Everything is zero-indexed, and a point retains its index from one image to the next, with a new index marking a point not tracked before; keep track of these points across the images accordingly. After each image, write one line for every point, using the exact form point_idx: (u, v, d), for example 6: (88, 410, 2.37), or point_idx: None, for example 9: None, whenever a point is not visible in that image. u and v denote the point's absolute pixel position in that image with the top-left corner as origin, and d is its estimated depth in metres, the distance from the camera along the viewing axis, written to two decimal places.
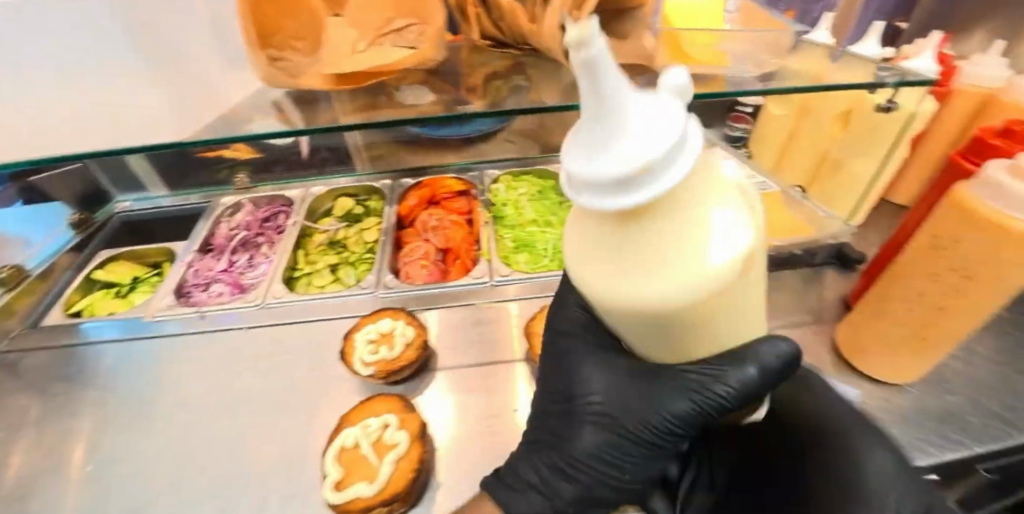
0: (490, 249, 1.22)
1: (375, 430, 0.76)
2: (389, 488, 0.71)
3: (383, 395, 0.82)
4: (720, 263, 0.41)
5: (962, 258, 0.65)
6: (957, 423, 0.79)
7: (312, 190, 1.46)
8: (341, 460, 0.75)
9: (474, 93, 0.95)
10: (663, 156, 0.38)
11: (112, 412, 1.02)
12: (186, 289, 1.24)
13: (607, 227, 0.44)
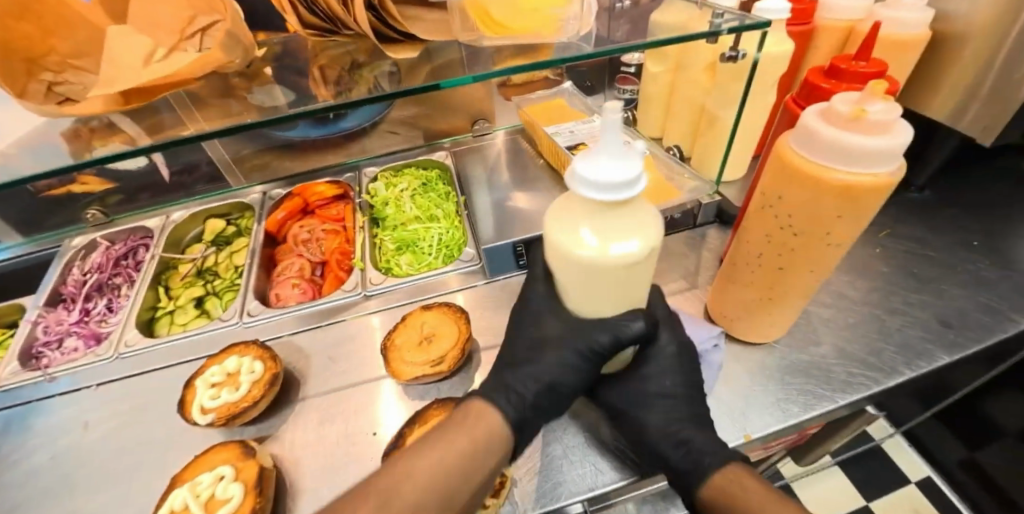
0: (363, 257, 1.12)
1: (206, 488, 0.68)
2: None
3: (221, 443, 0.74)
4: (625, 253, 0.55)
5: (787, 216, 0.62)
6: (822, 375, 0.78)
7: (173, 216, 1.32)
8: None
9: (319, 83, 0.81)
10: (625, 185, 0.50)
11: None
12: (34, 351, 1.09)
13: (589, 206, 0.55)
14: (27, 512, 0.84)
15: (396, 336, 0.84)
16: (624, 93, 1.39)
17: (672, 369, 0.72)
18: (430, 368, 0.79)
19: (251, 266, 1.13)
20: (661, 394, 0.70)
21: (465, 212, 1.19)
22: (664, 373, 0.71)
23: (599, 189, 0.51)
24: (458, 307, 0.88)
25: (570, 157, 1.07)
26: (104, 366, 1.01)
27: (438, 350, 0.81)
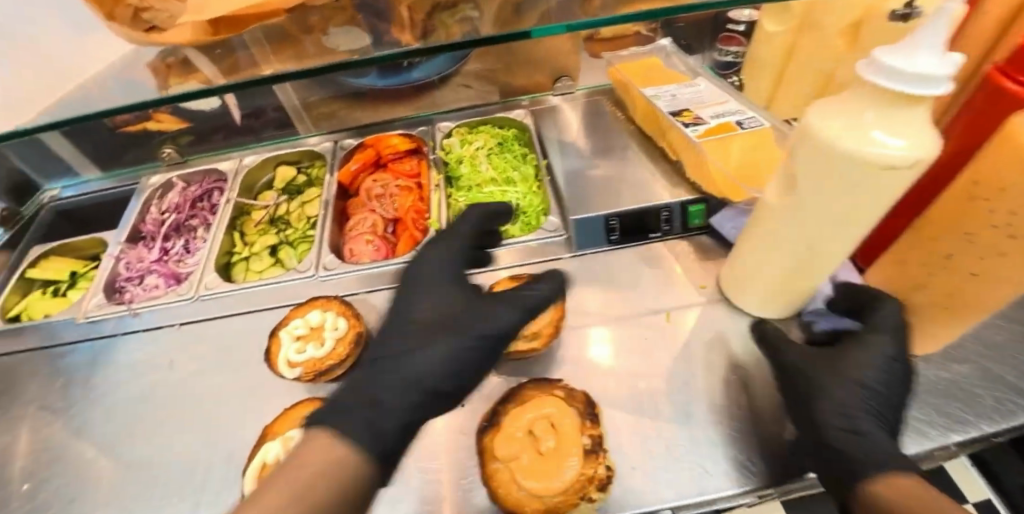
0: (439, 217, 1.06)
1: (297, 443, 0.66)
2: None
3: (309, 401, 0.72)
4: (886, 151, 0.51)
5: (1007, 215, 0.53)
6: (968, 397, 0.70)
7: (245, 160, 1.30)
8: (263, 480, 0.64)
9: (402, 30, 0.68)
10: (933, 79, 0.46)
11: (48, 422, 0.92)
12: (118, 284, 1.11)
13: (870, 95, 0.52)
14: (119, 440, 0.87)
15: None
16: (727, 55, 1.26)
17: (873, 359, 0.65)
18: (523, 343, 0.76)
19: (325, 219, 1.10)
20: (847, 385, 0.63)
21: (548, 178, 1.12)
22: (865, 358, 0.65)
23: (902, 79, 0.47)
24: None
25: (676, 125, 0.96)
26: (184, 307, 1.02)
27: (531, 324, 0.77)
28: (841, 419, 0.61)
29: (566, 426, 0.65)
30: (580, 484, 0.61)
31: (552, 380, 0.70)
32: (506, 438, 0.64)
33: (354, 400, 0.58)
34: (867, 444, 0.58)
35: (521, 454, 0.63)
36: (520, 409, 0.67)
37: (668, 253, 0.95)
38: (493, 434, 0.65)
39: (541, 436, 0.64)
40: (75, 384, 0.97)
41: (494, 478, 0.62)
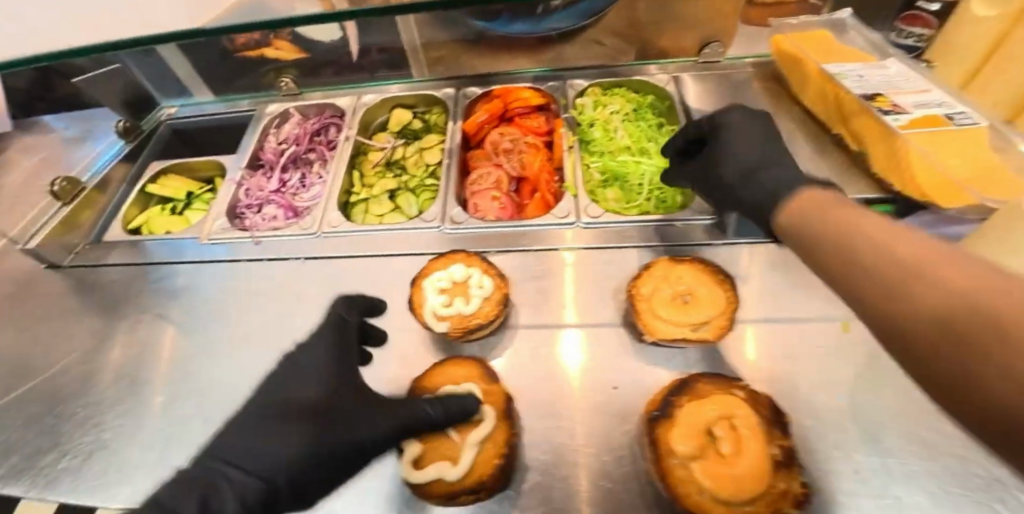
0: (575, 181, 0.99)
1: (454, 403, 0.65)
2: (475, 475, 0.63)
3: (466, 356, 0.73)
4: None
5: None
6: None
7: (364, 98, 1.25)
8: (420, 434, 0.65)
9: None
10: None
11: (176, 335, 0.93)
12: (239, 210, 1.12)
13: None
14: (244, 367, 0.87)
15: (642, 286, 0.74)
16: (908, 37, 1.11)
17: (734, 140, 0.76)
18: (690, 332, 0.69)
19: (450, 169, 1.04)
20: (731, 168, 0.73)
21: None
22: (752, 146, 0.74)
23: None
24: (719, 268, 0.75)
25: (872, 110, 0.86)
26: (306, 242, 1.00)
27: (700, 313, 0.70)
28: (756, 189, 0.67)
29: (750, 432, 0.60)
30: (770, 496, 0.56)
31: (727, 378, 0.65)
32: (682, 433, 0.60)
33: (200, 471, 0.55)
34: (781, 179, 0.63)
35: (701, 456, 0.59)
36: (695, 408, 0.62)
37: None
38: (667, 428, 0.61)
39: (722, 438, 0.59)
40: (199, 303, 0.97)
41: (670, 473, 0.58)
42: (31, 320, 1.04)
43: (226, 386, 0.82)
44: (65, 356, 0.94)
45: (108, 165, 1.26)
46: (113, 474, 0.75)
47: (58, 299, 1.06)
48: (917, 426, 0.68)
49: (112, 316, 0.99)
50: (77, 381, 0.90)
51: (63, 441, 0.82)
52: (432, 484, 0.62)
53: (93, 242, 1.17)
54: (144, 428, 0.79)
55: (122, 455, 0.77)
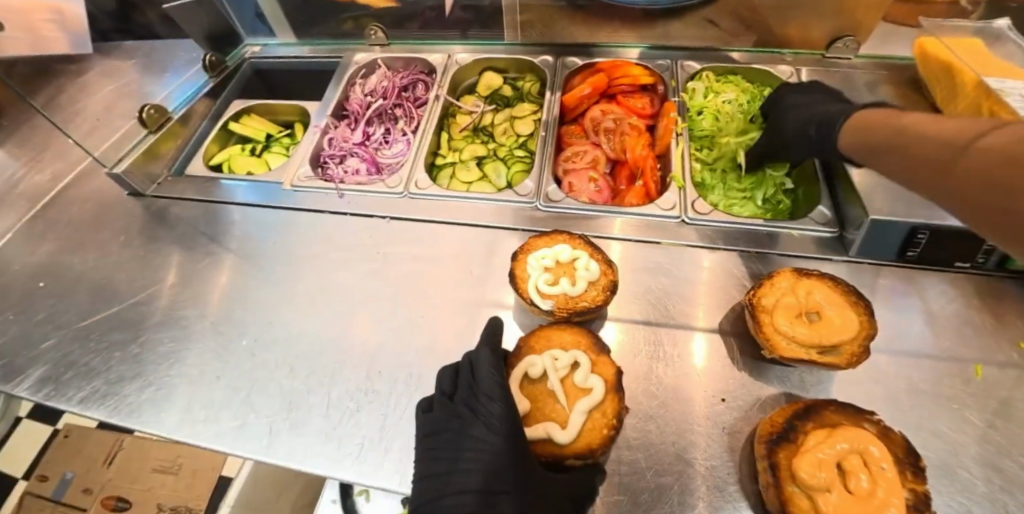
0: (682, 172, 0.92)
1: (563, 367, 0.61)
2: (584, 440, 0.57)
3: (565, 322, 0.67)
4: None
5: None
6: None
7: (457, 57, 1.19)
8: (527, 392, 0.61)
9: None
10: None
11: (255, 277, 0.92)
12: (322, 159, 1.09)
13: None
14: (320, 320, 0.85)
15: (764, 297, 0.68)
16: None
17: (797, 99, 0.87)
18: (818, 356, 0.62)
19: (547, 142, 0.99)
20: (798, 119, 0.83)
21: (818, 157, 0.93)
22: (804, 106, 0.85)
23: None
24: (850, 287, 0.68)
25: None
26: (390, 200, 0.97)
27: (831, 335, 0.63)
28: (809, 134, 0.79)
29: (885, 472, 0.54)
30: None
31: (856, 409, 0.60)
32: (808, 460, 0.55)
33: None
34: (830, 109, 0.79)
35: (833, 489, 0.53)
36: (823, 436, 0.56)
37: (966, 290, 0.78)
38: (791, 453, 0.56)
39: (854, 472, 0.53)
40: (277, 249, 0.95)
41: (789, 496, 0.54)
42: (116, 245, 1.05)
43: (308, 339, 0.80)
44: (148, 286, 0.95)
45: (192, 99, 1.23)
46: (197, 411, 0.75)
47: (141, 227, 1.07)
48: None
49: (193, 251, 0.99)
50: (157, 311, 0.91)
51: (147, 370, 0.82)
52: (536, 445, 0.58)
53: (175, 175, 1.17)
54: (228, 370, 0.79)
55: (206, 395, 0.77)
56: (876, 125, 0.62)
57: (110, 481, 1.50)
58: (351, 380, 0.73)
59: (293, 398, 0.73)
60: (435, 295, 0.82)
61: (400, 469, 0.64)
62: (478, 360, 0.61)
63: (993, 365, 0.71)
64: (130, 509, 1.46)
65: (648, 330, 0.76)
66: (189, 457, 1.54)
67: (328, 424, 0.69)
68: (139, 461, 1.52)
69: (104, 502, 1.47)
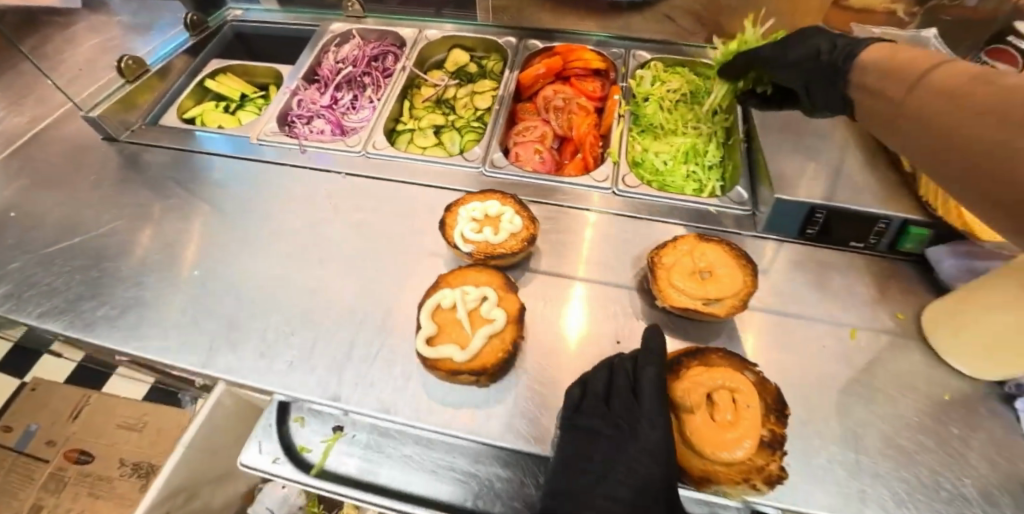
0: (619, 149, 1.00)
1: (472, 299, 0.69)
2: (479, 360, 0.65)
3: (482, 266, 0.75)
4: None
5: None
6: None
7: (427, 32, 1.26)
8: (435, 320, 0.68)
9: None
10: None
11: (214, 218, 0.98)
12: (290, 118, 1.15)
13: None
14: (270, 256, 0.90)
15: (665, 256, 0.75)
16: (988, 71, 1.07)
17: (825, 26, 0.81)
18: (703, 307, 0.71)
19: (499, 114, 1.06)
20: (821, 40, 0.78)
21: (745, 144, 1.01)
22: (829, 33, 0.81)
23: None
24: (741, 250, 0.76)
25: None
26: (348, 158, 1.04)
27: (717, 290, 0.71)
28: (813, 63, 0.77)
29: (750, 408, 0.61)
30: (746, 467, 0.59)
31: (743, 360, 0.67)
32: (685, 390, 0.64)
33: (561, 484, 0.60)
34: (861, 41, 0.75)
35: (697, 414, 0.62)
36: (704, 373, 0.65)
37: (858, 267, 0.86)
38: (676, 383, 0.65)
39: (722, 405, 0.61)
40: (239, 195, 1.01)
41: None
42: (88, 183, 1.10)
43: (255, 274, 0.87)
44: (114, 222, 1.00)
45: (172, 54, 1.28)
46: (146, 328, 0.81)
47: (112, 169, 1.12)
48: (892, 433, 0.68)
49: (159, 192, 1.05)
50: (120, 244, 0.96)
51: (105, 292, 0.88)
52: (439, 361, 0.64)
53: (149, 124, 1.22)
54: (180, 295, 0.85)
55: (156, 315, 0.83)
56: (906, 61, 0.58)
57: (75, 435, 1.54)
58: (290, 310, 0.80)
59: (236, 320, 0.79)
60: (376, 242, 0.88)
61: (323, 382, 0.71)
62: (641, 376, 0.63)
63: (866, 329, 0.78)
64: (92, 462, 1.50)
65: (570, 282, 0.82)
66: (154, 416, 1.59)
67: (264, 344, 0.76)
68: (103, 417, 1.57)
69: (67, 454, 1.50)
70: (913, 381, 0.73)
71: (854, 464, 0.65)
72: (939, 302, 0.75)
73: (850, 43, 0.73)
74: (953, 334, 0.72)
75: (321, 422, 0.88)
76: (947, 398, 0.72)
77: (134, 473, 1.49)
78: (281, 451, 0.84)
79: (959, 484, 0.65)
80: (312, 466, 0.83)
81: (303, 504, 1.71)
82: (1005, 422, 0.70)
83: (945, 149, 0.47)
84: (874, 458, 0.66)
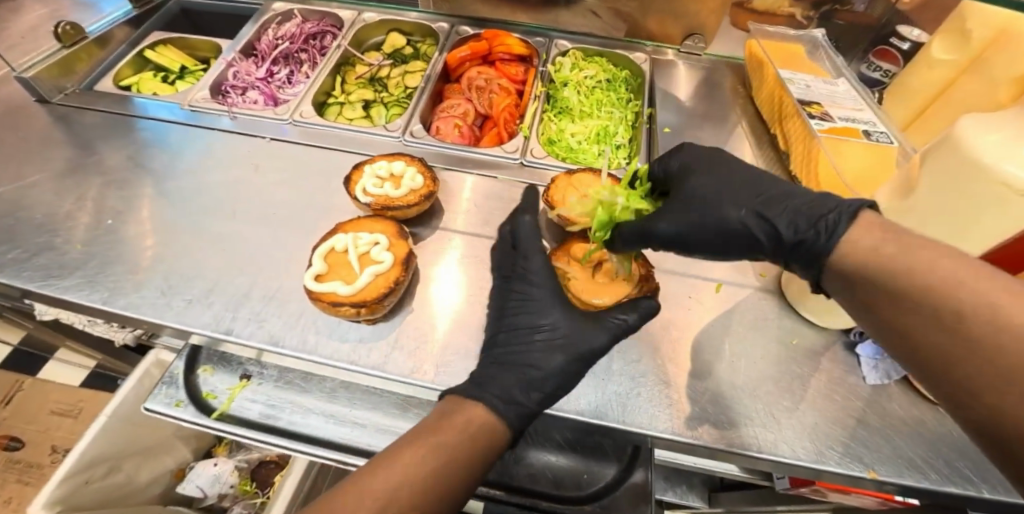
0: (530, 125, 1.08)
1: (364, 244, 0.74)
2: (362, 296, 0.70)
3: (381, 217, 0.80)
4: None
5: None
6: (974, 468, 0.68)
7: (365, 15, 1.32)
8: (328, 259, 0.74)
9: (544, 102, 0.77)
10: None
11: (135, 177, 1.00)
12: (224, 88, 1.18)
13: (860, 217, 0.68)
14: (184, 210, 0.93)
15: (554, 194, 0.86)
16: (875, 71, 1.20)
17: (692, 150, 0.73)
18: None
19: (423, 91, 1.13)
20: (739, 217, 0.62)
21: (647, 126, 1.10)
22: (726, 181, 0.66)
23: None
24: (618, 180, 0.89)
25: (801, 113, 0.93)
26: (274, 125, 1.08)
27: None
28: (732, 226, 0.62)
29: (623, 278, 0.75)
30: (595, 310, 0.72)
31: (643, 257, 0.78)
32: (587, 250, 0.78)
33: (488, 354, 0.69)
34: (786, 197, 0.61)
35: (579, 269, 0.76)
36: None
37: None
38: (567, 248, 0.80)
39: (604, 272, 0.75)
40: (163, 155, 1.04)
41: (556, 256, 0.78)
42: (10, 141, 1.10)
43: (170, 225, 0.90)
44: (34, 177, 1.02)
45: (111, 24, 1.29)
46: (53, 270, 0.84)
47: (39, 128, 1.13)
48: (739, 371, 0.75)
49: (85, 151, 1.07)
50: (36, 198, 0.97)
51: (16, 239, 0.89)
52: (323, 294, 0.70)
53: (85, 89, 1.23)
54: (90, 243, 0.88)
55: (65, 259, 0.85)
56: (898, 266, 0.47)
57: (5, 421, 1.55)
58: (199, 256, 0.84)
59: (143, 263, 0.83)
60: (288, 199, 0.93)
61: (216, 318, 0.75)
62: (521, 236, 0.77)
63: (732, 285, 0.85)
64: (23, 449, 1.52)
65: (458, 237, 0.88)
66: (90, 402, 1.64)
67: (166, 285, 0.79)
68: (38, 403, 1.61)
69: None
70: (768, 329, 0.80)
71: (700, 397, 0.72)
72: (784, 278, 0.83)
73: (782, 204, 0.60)
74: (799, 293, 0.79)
75: (228, 371, 0.91)
76: (796, 344, 0.78)
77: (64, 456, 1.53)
78: (185, 396, 0.86)
79: (794, 416, 0.71)
80: (215, 410, 0.86)
81: (234, 482, 1.66)
82: (848, 365, 0.77)
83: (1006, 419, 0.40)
84: (718, 393, 0.72)
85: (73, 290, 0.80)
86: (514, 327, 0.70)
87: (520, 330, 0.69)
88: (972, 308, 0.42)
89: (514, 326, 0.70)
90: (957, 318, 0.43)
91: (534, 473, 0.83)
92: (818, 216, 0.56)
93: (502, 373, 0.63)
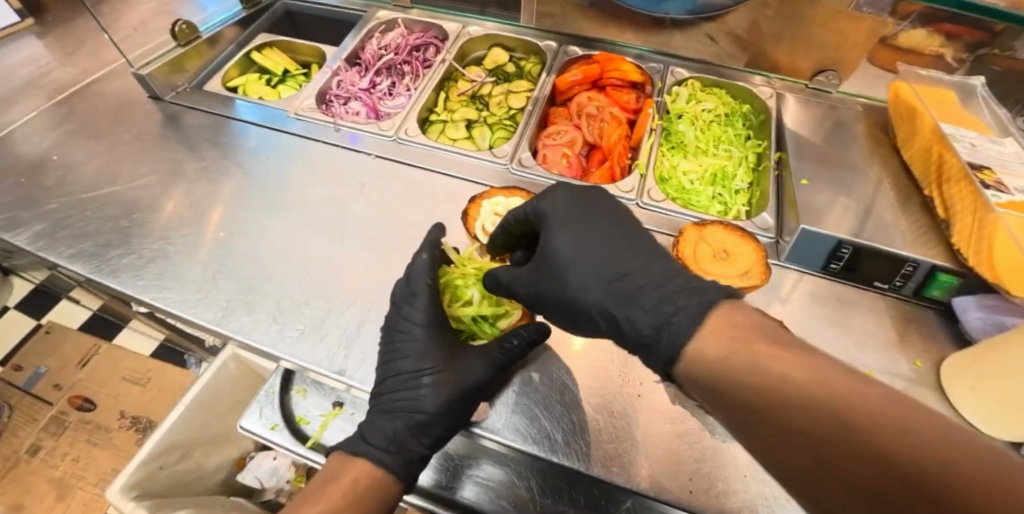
0: (646, 162, 1.01)
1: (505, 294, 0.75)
2: None
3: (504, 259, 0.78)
4: None
5: None
6: None
7: (469, 28, 1.28)
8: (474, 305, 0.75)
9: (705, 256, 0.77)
10: None
11: (242, 185, 1.00)
12: (328, 97, 1.17)
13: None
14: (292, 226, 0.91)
15: (685, 249, 0.78)
16: None
17: (566, 197, 0.65)
18: (741, 281, 0.75)
19: (533, 115, 1.08)
20: (597, 306, 0.57)
21: (774, 172, 1.02)
22: (596, 247, 0.60)
23: None
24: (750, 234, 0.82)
25: (972, 179, 0.79)
26: (379, 141, 1.06)
27: (742, 265, 0.77)
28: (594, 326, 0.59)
29: None
30: None
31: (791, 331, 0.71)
32: None
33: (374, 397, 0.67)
34: (644, 280, 0.56)
35: None
36: None
37: (881, 308, 0.85)
38: None
39: None
40: (271, 165, 1.04)
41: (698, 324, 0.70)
42: (126, 136, 1.13)
43: (277, 241, 0.89)
44: (147, 177, 1.03)
45: (222, 24, 1.31)
46: (166, 281, 0.84)
47: (150, 125, 1.15)
48: None
49: (193, 153, 1.08)
50: (148, 198, 0.99)
51: (132, 242, 0.91)
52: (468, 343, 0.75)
53: (194, 88, 1.24)
54: (201, 254, 0.88)
55: (180, 270, 0.85)
56: (728, 365, 0.42)
57: (82, 382, 1.64)
58: (307, 280, 0.82)
59: (254, 284, 0.82)
60: (399, 226, 0.90)
61: (328, 356, 0.73)
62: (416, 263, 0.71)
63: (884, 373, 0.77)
64: (94, 410, 1.59)
65: None
66: (159, 373, 1.69)
67: (277, 310, 0.78)
68: (112, 369, 1.67)
69: (72, 400, 1.60)
70: None
71: None
72: (964, 356, 0.74)
73: (629, 294, 0.55)
74: (976, 380, 0.70)
75: (321, 395, 0.89)
76: None
77: (132, 424, 1.58)
78: (281, 418, 0.85)
79: None
80: (308, 438, 0.85)
81: (290, 478, 1.69)
82: None
83: (857, 480, 0.34)
84: None
85: (187, 306, 0.80)
86: (398, 375, 0.66)
87: (404, 376, 0.66)
88: (777, 367, 0.40)
89: (396, 369, 0.66)
90: (769, 379, 0.40)
91: (487, 493, 0.80)
92: (659, 309, 0.52)
93: (396, 423, 0.64)
